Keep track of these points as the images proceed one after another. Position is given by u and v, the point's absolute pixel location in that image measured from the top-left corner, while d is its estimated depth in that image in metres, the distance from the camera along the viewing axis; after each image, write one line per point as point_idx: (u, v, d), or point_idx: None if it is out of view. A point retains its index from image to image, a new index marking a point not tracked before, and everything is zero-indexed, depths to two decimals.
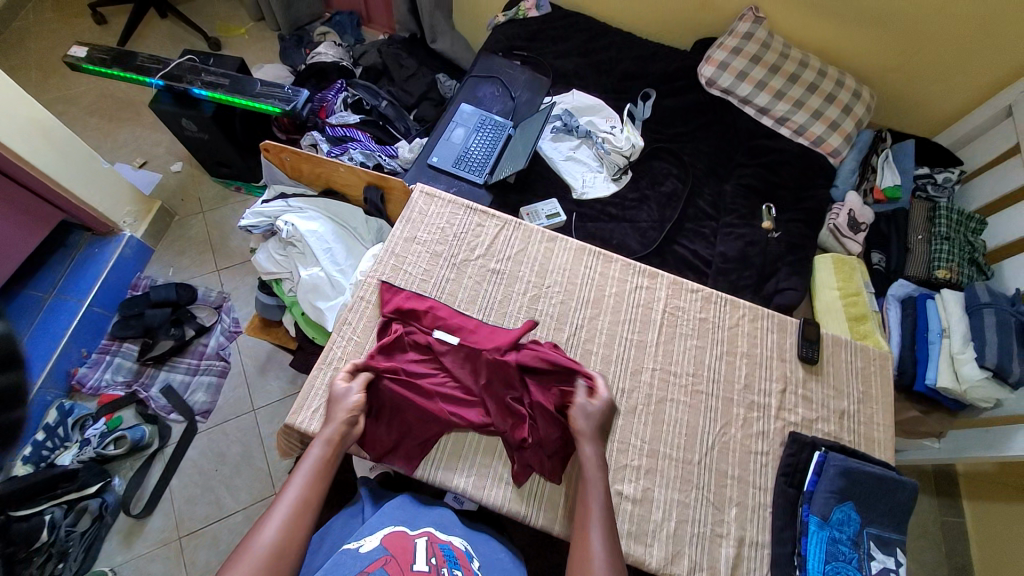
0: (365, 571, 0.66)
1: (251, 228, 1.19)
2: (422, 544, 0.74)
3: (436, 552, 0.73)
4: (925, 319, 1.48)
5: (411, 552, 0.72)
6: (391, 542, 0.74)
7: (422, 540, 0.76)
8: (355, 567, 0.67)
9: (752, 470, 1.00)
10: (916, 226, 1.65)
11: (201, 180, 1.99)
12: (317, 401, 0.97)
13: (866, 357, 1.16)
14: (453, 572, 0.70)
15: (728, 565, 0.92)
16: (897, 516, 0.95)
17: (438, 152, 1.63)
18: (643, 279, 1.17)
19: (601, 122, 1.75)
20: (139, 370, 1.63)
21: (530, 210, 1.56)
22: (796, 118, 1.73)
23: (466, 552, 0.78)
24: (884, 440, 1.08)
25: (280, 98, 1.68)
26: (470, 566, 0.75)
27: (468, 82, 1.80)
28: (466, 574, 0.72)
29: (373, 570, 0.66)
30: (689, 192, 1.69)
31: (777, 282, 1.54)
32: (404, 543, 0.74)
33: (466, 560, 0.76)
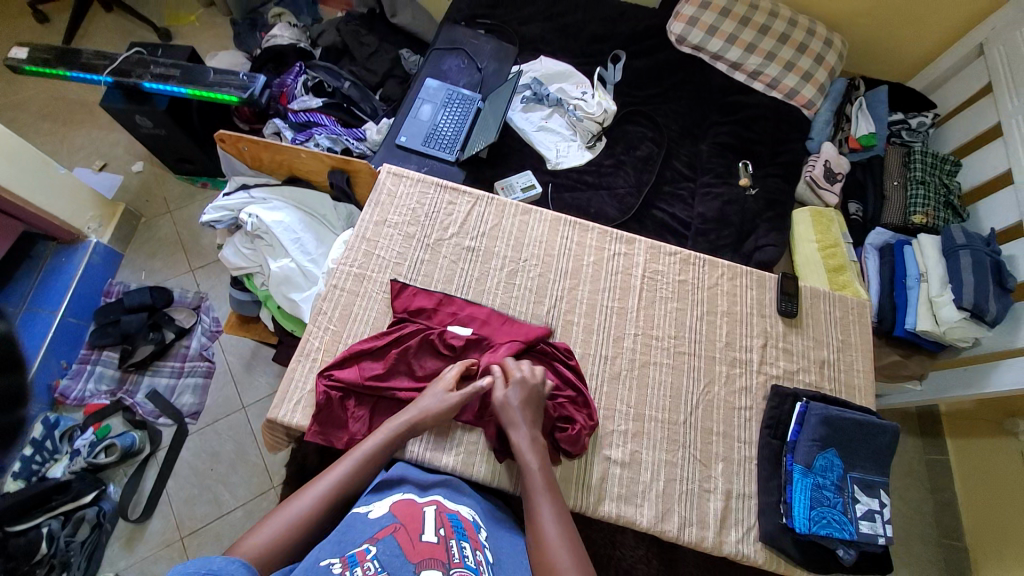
0: (375, 538, 0.64)
1: (214, 222, 1.15)
2: (431, 514, 0.71)
3: (445, 522, 0.70)
4: (903, 266, 1.50)
5: (420, 521, 0.68)
6: (400, 509, 0.71)
7: (431, 509, 0.73)
8: (364, 533, 0.65)
9: (737, 425, 1.02)
10: (891, 172, 1.66)
11: (165, 178, 1.92)
12: (298, 394, 0.96)
13: (844, 307, 1.17)
14: (460, 544, 0.67)
15: (717, 517, 0.94)
16: (879, 458, 0.97)
17: (406, 131, 1.58)
18: (620, 245, 1.16)
19: (571, 88, 1.70)
20: (122, 377, 1.60)
21: (505, 184, 1.53)
22: (768, 71, 1.70)
23: (474, 523, 0.76)
24: (865, 386, 1.10)
25: (235, 86, 1.60)
26: (478, 537, 0.72)
27: (432, 56, 1.73)
28: (474, 545, 0.69)
29: (383, 537, 0.64)
30: (665, 154, 1.66)
31: (756, 239, 1.53)
32: (414, 511, 0.71)
33: (474, 531, 0.73)
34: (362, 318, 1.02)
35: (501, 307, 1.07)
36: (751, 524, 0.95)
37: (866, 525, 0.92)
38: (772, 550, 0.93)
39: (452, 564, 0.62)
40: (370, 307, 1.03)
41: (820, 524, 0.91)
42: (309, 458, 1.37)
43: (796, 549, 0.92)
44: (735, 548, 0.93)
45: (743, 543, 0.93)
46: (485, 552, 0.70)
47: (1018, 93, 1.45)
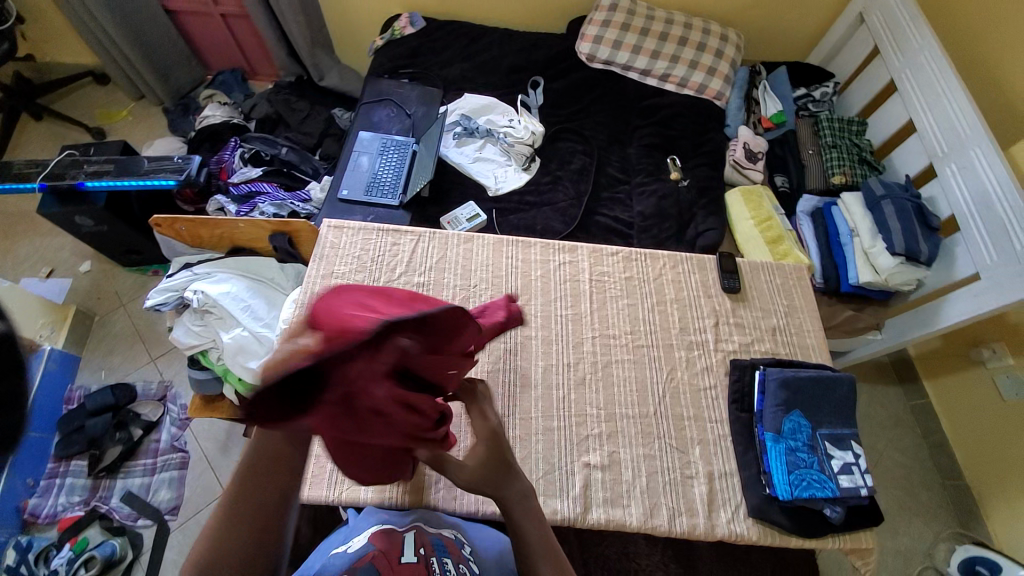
0: (354, 567, 0.63)
1: (159, 306, 1.14)
2: (410, 537, 0.72)
3: (426, 543, 0.72)
4: (835, 225, 1.59)
5: (399, 544, 0.69)
6: (378, 537, 0.72)
7: (411, 534, 0.73)
8: (343, 566, 0.65)
9: (705, 406, 1.04)
10: (805, 143, 1.78)
11: (114, 273, 1.89)
12: None
13: (784, 274, 1.23)
14: (442, 560, 0.69)
15: (704, 501, 0.95)
16: (844, 410, 1.00)
17: (346, 185, 1.61)
18: (564, 255, 1.20)
19: (498, 118, 1.78)
20: (94, 484, 1.52)
21: (450, 218, 1.57)
22: (676, 72, 1.82)
23: (457, 541, 0.78)
24: (818, 345, 1.14)
25: (171, 170, 1.62)
26: (460, 552, 0.75)
27: (362, 110, 1.80)
28: (457, 560, 0.71)
29: (362, 564, 0.64)
30: (598, 163, 1.74)
31: (697, 226, 1.61)
32: (393, 537, 0.71)
33: (456, 547, 0.75)
34: None
35: None
36: (739, 501, 0.96)
37: (845, 479, 0.94)
38: (764, 523, 0.94)
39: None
40: None
41: (802, 488, 0.92)
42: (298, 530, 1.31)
43: (786, 517, 0.93)
44: (728, 528, 0.93)
45: (734, 521, 0.94)
46: (469, 564, 0.72)
47: (902, 50, 1.59)
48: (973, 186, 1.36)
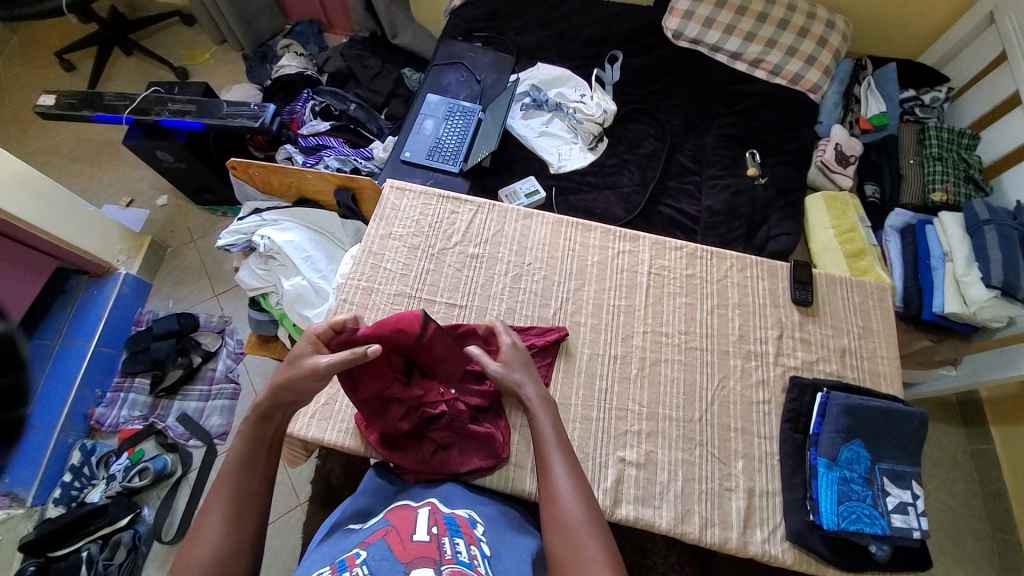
0: (365, 542, 0.68)
1: (229, 247, 1.19)
2: (424, 515, 0.75)
3: (438, 522, 0.73)
4: (926, 246, 1.44)
5: (412, 523, 0.72)
6: (394, 514, 0.75)
7: (424, 511, 0.76)
8: (358, 541, 0.70)
9: (755, 420, 0.99)
10: (906, 151, 1.60)
11: (187, 210, 2.01)
12: (312, 408, 0.99)
13: (863, 292, 1.13)
14: (453, 540, 0.69)
15: (739, 516, 0.91)
16: (909, 447, 0.92)
17: (409, 147, 1.61)
18: (624, 244, 1.15)
19: (570, 92, 1.71)
20: (153, 403, 1.67)
21: (508, 191, 1.54)
22: (770, 58, 1.68)
23: (471, 521, 0.79)
24: (890, 373, 1.05)
25: (246, 116, 1.68)
26: (473, 533, 0.75)
27: (432, 72, 1.77)
28: (469, 541, 0.71)
29: (374, 541, 0.68)
30: (669, 151, 1.65)
31: (768, 229, 1.50)
32: (407, 515, 0.74)
33: (469, 528, 0.75)
34: None
35: (508, 311, 1.07)
36: (777, 522, 0.92)
37: (898, 519, 0.88)
38: (801, 548, 0.90)
39: (445, 560, 0.63)
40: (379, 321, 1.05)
41: (850, 520, 0.87)
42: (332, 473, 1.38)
43: (826, 547, 0.88)
44: (761, 548, 0.89)
45: (769, 542, 0.90)
46: (480, 546, 0.72)
47: None
48: None
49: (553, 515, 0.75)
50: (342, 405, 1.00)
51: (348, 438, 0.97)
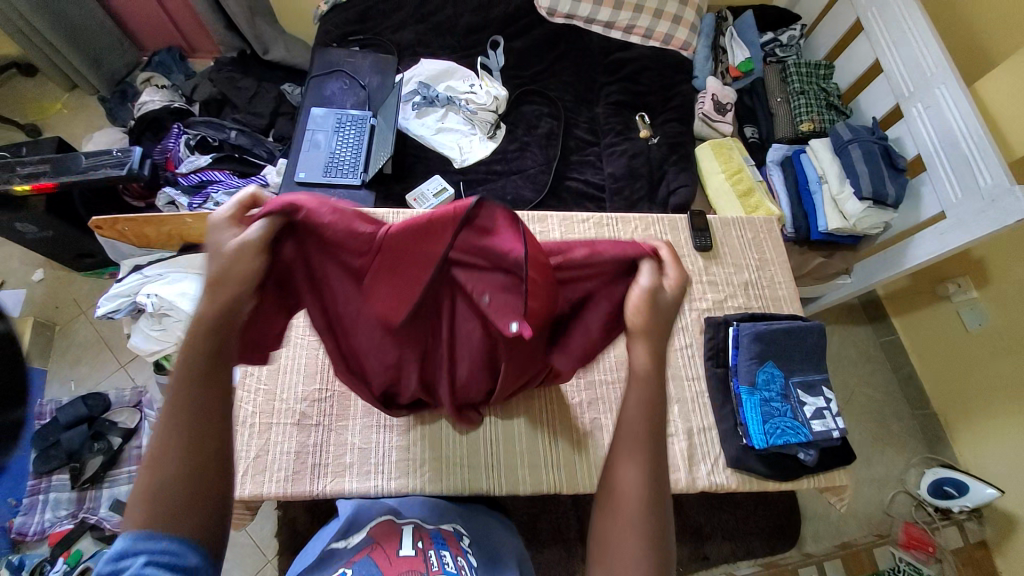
0: (352, 560, 0.66)
1: (113, 314, 1.07)
2: (409, 530, 0.74)
3: (424, 536, 0.73)
4: (803, 173, 1.59)
5: (398, 539, 0.71)
6: (377, 530, 0.74)
7: (409, 527, 0.75)
8: (343, 558, 0.68)
9: (682, 364, 1.05)
10: (773, 90, 1.74)
11: (71, 279, 1.80)
12: (243, 464, 0.90)
13: (754, 227, 1.23)
14: (440, 552, 0.69)
15: (684, 457, 0.97)
16: (815, 358, 1.01)
17: (303, 166, 1.53)
18: (535, 225, 1.17)
19: (459, 84, 1.69)
20: (80, 497, 1.51)
21: (416, 194, 1.49)
22: (641, 23, 1.77)
23: (456, 533, 0.79)
24: (789, 295, 1.15)
25: (111, 165, 1.51)
26: (459, 545, 0.76)
27: (311, 83, 1.68)
28: (455, 553, 0.72)
29: (359, 559, 0.66)
30: (565, 126, 1.69)
31: (668, 184, 1.59)
32: (391, 530, 0.74)
33: (455, 540, 0.76)
34: (293, 368, 0.98)
35: None
36: (717, 453, 0.98)
37: (818, 423, 0.96)
38: (743, 472, 0.97)
39: (431, 572, 0.64)
40: (298, 357, 0.99)
41: (777, 435, 0.95)
42: (297, 518, 1.32)
43: (762, 464, 0.96)
44: (708, 480, 0.96)
45: (714, 473, 0.96)
46: (466, 557, 0.73)
47: None
48: (940, 126, 1.35)
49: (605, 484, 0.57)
50: (276, 454, 0.91)
51: (289, 485, 0.89)
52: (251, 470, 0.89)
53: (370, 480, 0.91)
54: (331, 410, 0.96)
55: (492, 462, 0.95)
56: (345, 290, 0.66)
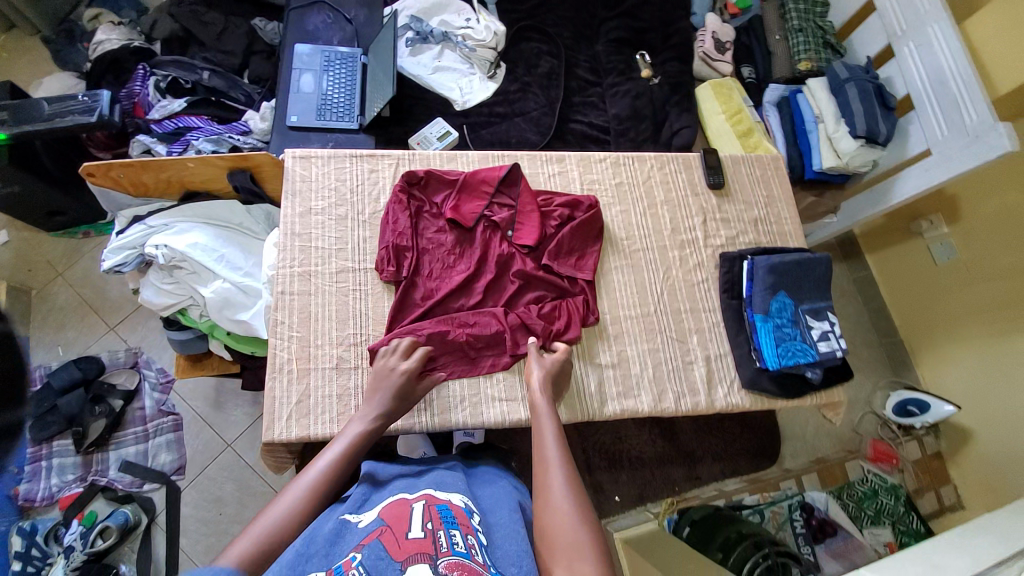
0: (360, 545, 0.63)
1: (119, 268, 0.99)
2: (419, 510, 0.71)
3: (433, 515, 0.69)
4: (800, 112, 1.62)
5: (407, 518, 0.69)
6: (387, 512, 0.71)
7: (420, 505, 0.72)
8: (350, 543, 0.65)
9: (699, 297, 1.11)
10: (772, 28, 1.73)
11: (37, 240, 1.67)
12: (285, 409, 0.90)
13: (762, 165, 1.26)
14: (450, 532, 0.66)
15: (704, 380, 1.04)
16: (820, 287, 1.08)
17: (294, 109, 1.43)
18: (553, 166, 1.15)
19: (454, 18, 1.59)
20: (86, 460, 1.49)
21: (419, 137, 1.43)
22: None
23: (466, 509, 0.75)
24: (794, 230, 1.21)
25: (79, 111, 1.36)
26: (470, 522, 0.71)
27: (291, 18, 1.54)
28: (466, 531, 0.68)
29: (367, 544, 0.64)
30: (566, 65, 1.63)
31: (671, 125, 1.59)
32: (401, 511, 0.71)
33: (465, 517, 0.72)
34: (324, 316, 0.96)
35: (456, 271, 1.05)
36: (733, 377, 1.06)
37: (824, 345, 1.04)
38: (755, 393, 1.05)
39: (441, 554, 0.61)
40: (328, 303, 0.97)
41: (788, 357, 1.02)
42: None
43: (772, 385, 1.04)
44: (725, 401, 1.04)
45: (730, 395, 1.04)
46: (478, 536, 0.69)
47: None
48: (931, 64, 1.39)
49: (548, 543, 0.68)
50: (318, 398, 0.91)
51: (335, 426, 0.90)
52: (296, 412, 0.90)
53: (413, 419, 0.94)
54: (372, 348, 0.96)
55: (530, 394, 0.99)
56: (432, 226, 1.06)
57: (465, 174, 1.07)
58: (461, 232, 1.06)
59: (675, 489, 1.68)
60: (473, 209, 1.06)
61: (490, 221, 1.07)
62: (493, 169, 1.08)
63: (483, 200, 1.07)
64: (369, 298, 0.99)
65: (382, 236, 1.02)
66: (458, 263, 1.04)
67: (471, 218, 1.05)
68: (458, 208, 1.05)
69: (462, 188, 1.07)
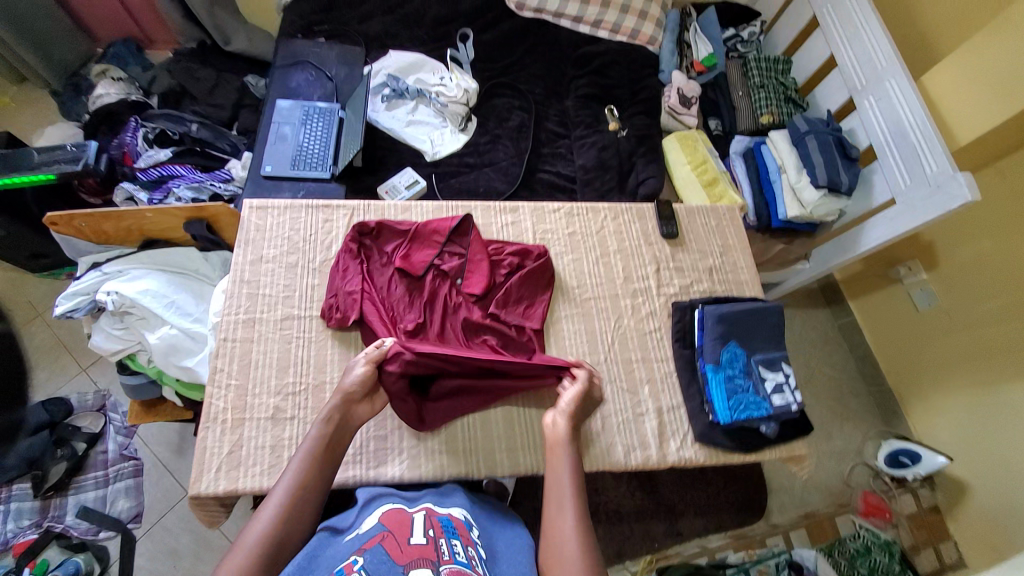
0: (361, 549, 0.69)
1: (71, 313, 1.01)
2: (419, 519, 0.77)
3: (434, 524, 0.76)
4: (765, 164, 1.65)
5: (409, 526, 0.74)
6: (387, 518, 0.76)
7: (420, 514, 0.78)
8: (353, 545, 0.71)
9: (651, 347, 1.09)
10: (734, 84, 1.80)
11: (20, 281, 1.71)
12: (215, 461, 0.88)
13: (718, 215, 1.28)
14: (450, 541, 0.73)
15: (655, 434, 1.01)
16: (774, 337, 1.06)
17: (269, 160, 1.48)
18: (505, 216, 1.17)
19: (429, 77, 1.68)
20: (43, 506, 1.44)
21: (387, 187, 1.48)
22: (608, 18, 1.81)
23: (465, 522, 0.81)
24: (751, 279, 1.21)
25: (66, 161, 1.44)
26: (469, 535, 0.78)
27: (276, 75, 1.64)
28: (464, 543, 0.75)
29: (370, 547, 0.69)
30: (536, 119, 1.70)
31: (637, 175, 1.63)
32: (401, 519, 0.76)
33: (465, 530, 0.78)
34: (265, 363, 0.96)
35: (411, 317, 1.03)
36: (686, 430, 1.02)
37: (778, 397, 1.00)
38: (709, 447, 1.01)
39: (442, 561, 0.68)
40: (270, 351, 0.97)
41: (740, 410, 0.99)
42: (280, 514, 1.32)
43: (726, 438, 1.00)
44: (678, 456, 1.00)
45: (683, 449, 1.00)
46: (476, 548, 0.75)
47: None
48: (890, 118, 1.43)
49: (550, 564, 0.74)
50: (249, 449, 0.89)
51: (264, 479, 0.88)
52: (230, 462, 0.88)
53: (348, 472, 0.91)
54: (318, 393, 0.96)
55: (470, 446, 0.96)
56: (383, 275, 1.07)
57: (417, 224, 1.10)
58: (410, 280, 1.07)
59: (653, 546, 1.59)
60: (424, 258, 1.08)
61: (439, 268, 1.08)
62: (444, 220, 1.11)
63: (434, 249, 1.08)
64: (313, 346, 0.99)
65: (332, 282, 1.03)
66: (410, 312, 1.04)
67: (421, 267, 1.06)
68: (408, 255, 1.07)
69: (412, 239, 1.09)
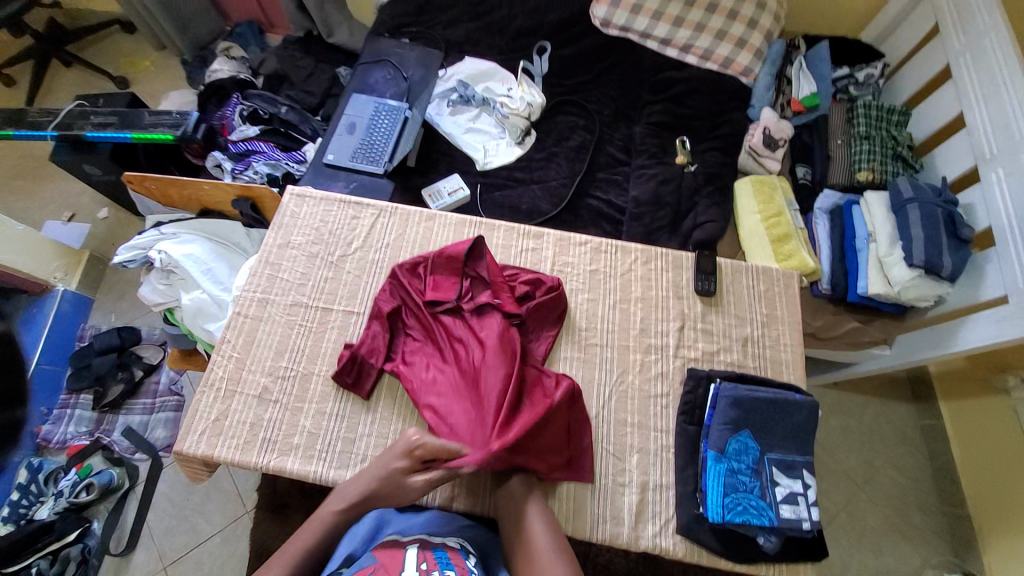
0: None
1: (126, 263, 1.14)
2: (413, 551, 0.72)
3: (427, 557, 0.71)
4: (851, 226, 1.43)
5: (401, 560, 0.70)
6: (380, 551, 0.73)
7: (413, 547, 0.74)
8: None
9: (652, 414, 0.98)
10: (835, 131, 1.58)
11: (127, 221, 1.99)
12: (201, 425, 0.95)
13: (770, 279, 1.12)
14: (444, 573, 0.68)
15: (632, 512, 0.90)
16: (798, 436, 0.91)
17: (333, 149, 1.57)
18: (527, 241, 1.13)
19: (497, 87, 1.68)
20: (98, 418, 1.68)
21: (432, 190, 1.51)
22: (700, 43, 1.67)
23: (461, 552, 0.77)
24: (793, 361, 1.04)
25: (169, 125, 1.64)
26: (464, 564, 0.73)
27: (359, 70, 1.72)
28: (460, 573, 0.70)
29: None
30: (598, 141, 1.63)
31: (695, 217, 1.49)
32: (394, 552, 0.72)
33: (460, 559, 0.74)
34: (265, 344, 1.01)
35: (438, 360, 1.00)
36: (669, 516, 0.91)
37: (787, 509, 0.86)
38: (691, 543, 0.89)
39: None
40: (273, 333, 1.02)
41: (735, 512, 0.85)
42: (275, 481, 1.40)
43: (714, 538, 0.88)
44: (652, 543, 0.88)
45: (661, 537, 0.89)
46: None
47: (964, 30, 1.36)
48: (1023, 198, 1.15)
49: None
50: (232, 420, 0.95)
51: (236, 453, 0.92)
52: (213, 430, 0.94)
53: (310, 466, 0.92)
54: (302, 384, 0.98)
55: None
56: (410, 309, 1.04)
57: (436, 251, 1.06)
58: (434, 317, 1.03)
59: None
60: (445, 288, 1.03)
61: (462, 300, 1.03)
62: (459, 242, 1.05)
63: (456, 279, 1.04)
64: (311, 336, 1.02)
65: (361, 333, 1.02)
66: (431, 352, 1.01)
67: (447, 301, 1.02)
68: (437, 299, 1.02)
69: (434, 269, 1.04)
